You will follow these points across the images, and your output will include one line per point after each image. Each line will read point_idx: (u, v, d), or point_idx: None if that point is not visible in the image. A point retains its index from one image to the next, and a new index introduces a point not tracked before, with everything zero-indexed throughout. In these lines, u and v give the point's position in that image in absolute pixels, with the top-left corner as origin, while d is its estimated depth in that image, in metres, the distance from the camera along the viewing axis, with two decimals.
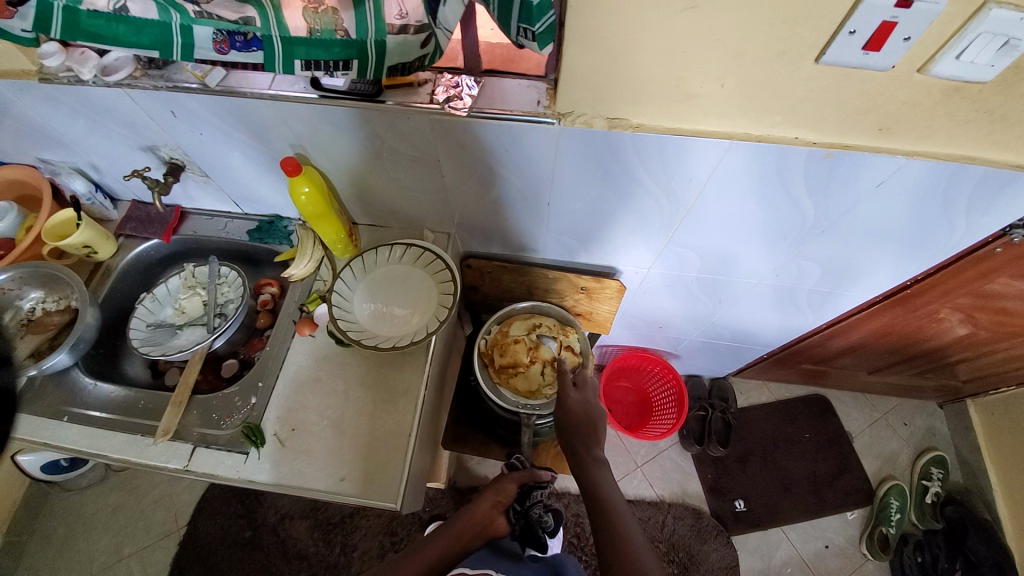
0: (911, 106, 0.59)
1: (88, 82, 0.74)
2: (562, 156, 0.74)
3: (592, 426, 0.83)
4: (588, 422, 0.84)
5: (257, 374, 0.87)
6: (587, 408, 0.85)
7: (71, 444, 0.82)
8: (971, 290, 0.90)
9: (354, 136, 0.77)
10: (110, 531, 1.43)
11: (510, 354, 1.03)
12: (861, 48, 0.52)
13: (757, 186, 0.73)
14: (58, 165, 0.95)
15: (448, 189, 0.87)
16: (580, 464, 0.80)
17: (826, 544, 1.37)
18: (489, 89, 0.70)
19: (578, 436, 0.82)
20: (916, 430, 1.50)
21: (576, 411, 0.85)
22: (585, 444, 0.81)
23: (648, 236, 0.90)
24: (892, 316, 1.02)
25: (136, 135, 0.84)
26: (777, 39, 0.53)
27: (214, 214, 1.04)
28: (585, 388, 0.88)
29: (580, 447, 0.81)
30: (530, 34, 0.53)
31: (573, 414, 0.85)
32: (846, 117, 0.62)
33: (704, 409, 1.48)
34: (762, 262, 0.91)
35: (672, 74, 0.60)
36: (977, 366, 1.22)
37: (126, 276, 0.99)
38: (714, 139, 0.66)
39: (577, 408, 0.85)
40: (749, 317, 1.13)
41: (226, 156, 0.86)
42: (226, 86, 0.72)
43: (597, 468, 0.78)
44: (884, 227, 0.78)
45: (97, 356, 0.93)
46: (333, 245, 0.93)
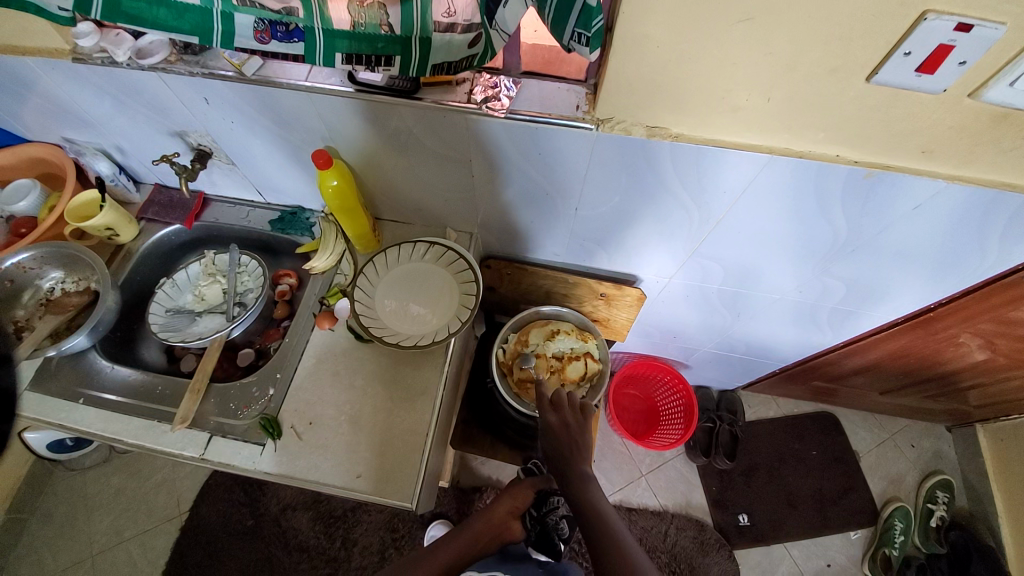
0: (956, 130, 0.59)
1: (122, 64, 0.74)
2: (597, 162, 0.73)
3: (575, 447, 0.76)
4: (572, 442, 0.77)
5: (276, 365, 0.87)
6: (569, 431, 0.78)
7: (86, 427, 0.82)
8: (994, 316, 0.89)
9: (387, 131, 0.76)
10: (111, 513, 1.43)
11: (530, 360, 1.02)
12: (914, 70, 0.52)
13: (791, 201, 0.73)
14: (82, 145, 0.95)
15: (475, 189, 0.86)
16: (569, 487, 0.74)
17: (828, 563, 1.37)
18: (527, 91, 0.69)
19: (562, 458, 0.76)
20: (923, 453, 1.49)
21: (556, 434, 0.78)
22: (572, 467, 0.74)
23: (672, 245, 0.89)
24: (911, 338, 1.01)
25: (166, 120, 0.84)
26: (829, 56, 0.53)
27: (237, 201, 1.04)
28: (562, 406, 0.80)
29: (566, 470, 0.75)
30: (584, 38, 0.53)
31: (554, 434, 0.78)
32: (889, 138, 0.61)
33: (712, 421, 1.48)
34: (786, 277, 0.91)
35: (717, 86, 0.59)
36: (991, 392, 1.21)
37: (146, 260, 0.99)
38: (753, 153, 0.66)
39: (560, 430, 0.78)
40: (766, 332, 1.13)
41: (254, 145, 0.86)
42: (262, 75, 0.72)
43: (589, 488, 0.72)
44: (915, 249, 0.77)
45: (114, 339, 0.93)
46: (356, 239, 0.93)
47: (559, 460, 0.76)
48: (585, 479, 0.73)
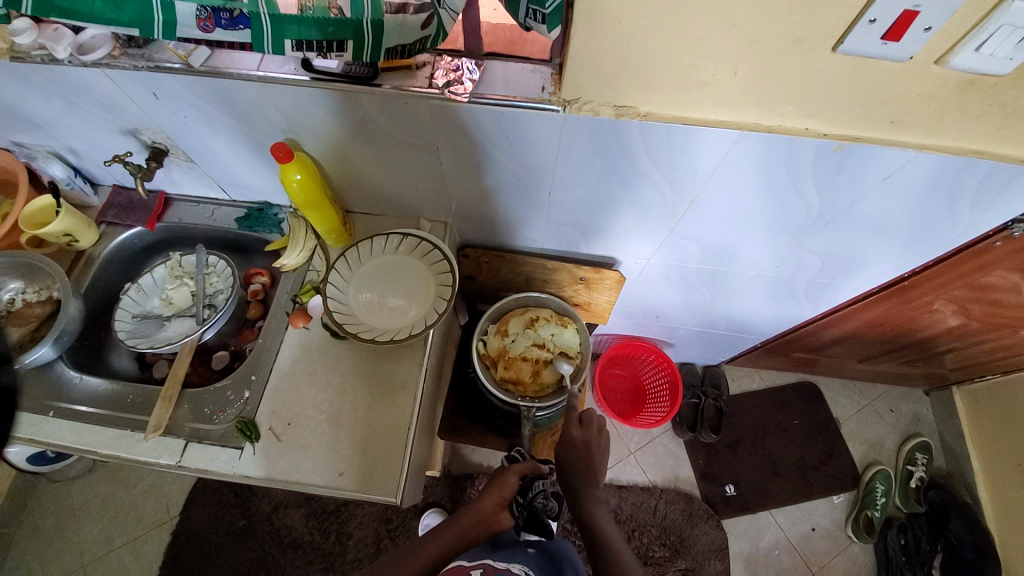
0: (925, 98, 0.58)
1: (63, 62, 0.69)
2: (567, 145, 0.71)
3: (591, 466, 0.89)
4: (586, 462, 0.89)
5: (250, 367, 0.85)
6: (588, 446, 0.91)
7: (59, 440, 0.80)
8: (967, 283, 0.90)
9: (349, 120, 0.73)
10: (100, 522, 1.42)
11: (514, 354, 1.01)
12: (879, 38, 0.51)
13: (764, 177, 0.72)
14: (33, 149, 0.90)
15: (445, 177, 0.84)
16: (578, 501, 0.85)
17: (812, 527, 1.41)
18: (491, 74, 0.67)
19: (579, 475, 0.88)
20: (902, 417, 1.53)
21: (579, 449, 0.90)
22: (585, 482, 0.86)
23: (648, 227, 0.88)
24: (887, 307, 1.02)
25: (117, 118, 0.80)
26: (795, 26, 0.51)
27: (201, 200, 1.00)
28: (589, 423, 0.94)
29: (578, 484, 0.87)
30: (540, 15, 0.51)
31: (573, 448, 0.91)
32: (858, 109, 0.61)
33: (697, 397, 1.50)
34: (763, 254, 0.91)
35: (683, 62, 0.57)
36: (965, 355, 1.24)
37: (109, 265, 0.95)
38: (723, 129, 0.64)
39: (583, 446, 0.91)
40: (746, 307, 1.13)
41: (213, 141, 0.82)
42: (211, 66, 0.68)
43: (598, 509, 0.83)
44: (888, 219, 0.77)
45: (81, 349, 0.90)
46: (326, 234, 0.90)
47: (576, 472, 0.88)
48: (593, 497, 0.84)
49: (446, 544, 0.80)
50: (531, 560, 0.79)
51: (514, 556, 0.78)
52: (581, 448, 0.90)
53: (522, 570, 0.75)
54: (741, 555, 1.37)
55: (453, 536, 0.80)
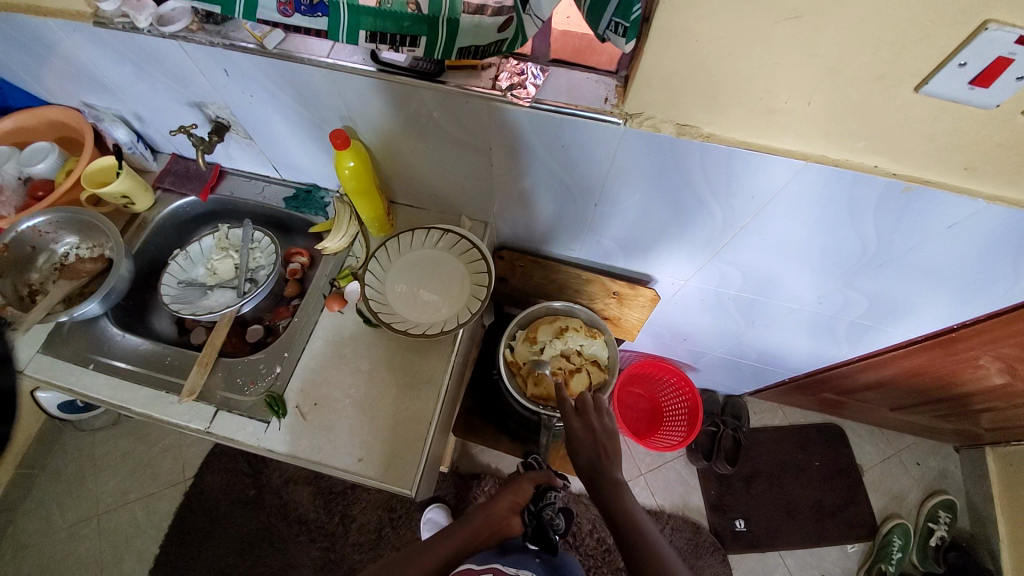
0: (1006, 148, 0.56)
1: (143, 31, 0.72)
2: (622, 158, 0.71)
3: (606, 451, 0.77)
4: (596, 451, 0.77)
5: (284, 344, 0.87)
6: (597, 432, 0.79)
7: (96, 393, 0.83)
8: (1020, 343, 0.86)
9: (406, 114, 0.74)
10: (118, 474, 1.46)
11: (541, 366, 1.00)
12: (967, 82, 0.49)
13: (823, 211, 0.70)
14: (101, 111, 0.94)
15: (493, 178, 0.84)
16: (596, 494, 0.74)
17: (822, 574, 1.36)
18: (555, 81, 0.67)
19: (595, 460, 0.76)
20: (928, 472, 1.47)
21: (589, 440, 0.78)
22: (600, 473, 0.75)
23: (691, 248, 0.87)
24: (929, 358, 0.99)
25: (185, 90, 0.83)
26: (879, 62, 0.50)
27: (252, 176, 1.03)
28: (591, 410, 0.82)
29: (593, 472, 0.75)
30: (621, 28, 0.51)
31: (581, 437, 0.79)
32: (933, 152, 0.59)
33: (716, 425, 1.46)
34: (806, 288, 0.88)
35: (756, 87, 0.56)
36: (1004, 416, 1.18)
37: (160, 230, 0.99)
38: (786, 158, 0.63)
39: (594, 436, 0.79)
40: (780, 341, 1.11)
41: (273, 121, 0.84)
42: (284, 49, 0.70)
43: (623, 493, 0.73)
44: (947, 267, 0.74)
45: (126, 308, 0.94)
46: (370, 222, 0.91)
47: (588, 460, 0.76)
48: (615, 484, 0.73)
49: (457, 544, 0.79)
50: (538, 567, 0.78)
51: (522, 562, 0.77)
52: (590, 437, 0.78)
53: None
54: None
55: (464, 535, 0.81)
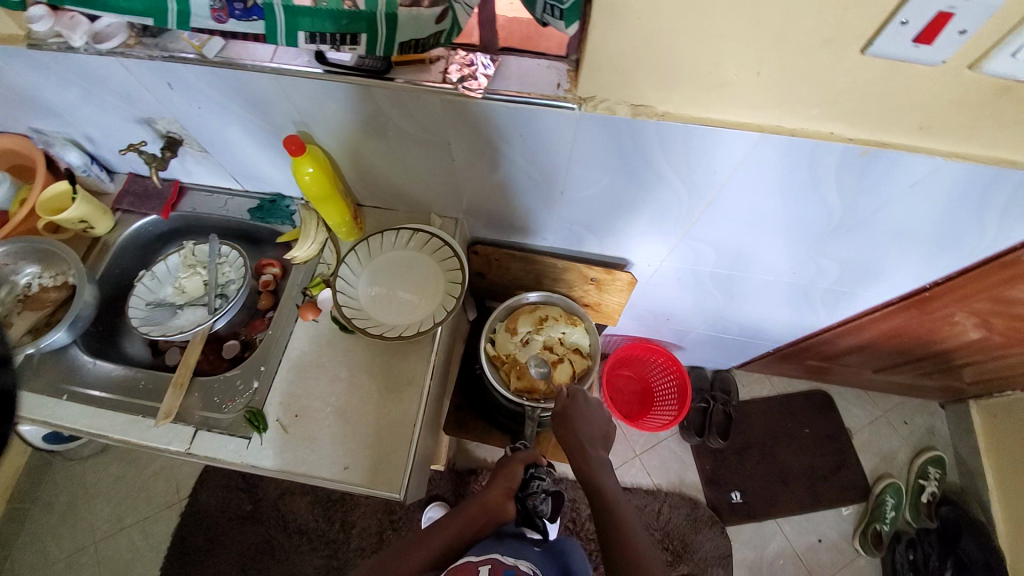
0: (957, 104, 0.56)
1: (80, 50, 0.69)
2: (582, 143, 0.70)
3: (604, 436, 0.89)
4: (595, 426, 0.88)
5: (259, 358, 0.85)
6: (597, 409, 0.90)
7: (72, 423, 0.81)
8: (992, 296, 0.87)
9: (360, 114, 0.72)
10: (112, 501, 1.45)
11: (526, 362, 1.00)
12: (911, 40, 0.49)
13: (786, 181, 0.70)
14: (52, 136, 0.91)
15: (456, 173, 0.83)
16: (584, 467, 0.84)
17: (819, 538, 1.39)
18: (505, 70, 0.66)
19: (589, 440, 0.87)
20: (916, 429, 1.50)
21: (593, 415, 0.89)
22: (592, 447, 0.86)
23: (662, 228, 0.87)
24: (905, 318, 1.00)
25: (132, 107, 0.80)
26: (823, 27, 0.50)
27: (214, 190, 1.00)
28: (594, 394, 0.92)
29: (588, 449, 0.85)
30: (558, 11, 0.50)
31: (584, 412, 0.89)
32: (885, 113, 0.58)
33: (706, 401, 1.47)
34: (779, 258, 0.88)
35: (704, 62, 0.56)
36: (985, 369, 1.20)
37: (124, 252, 0.97)
38: (743, 131, 0.63)
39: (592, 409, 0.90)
40: (759, 313, 1.11)
41: (227, 132, 0.83)
42: (225, 57, 0.68)
43: (604, 474, 0.83)
44: (912, 227, 0.74)
45: (95, 334, 0.91)
46: (337, 227, 0.90)
47: (586, 442, 0.86)
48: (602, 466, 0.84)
49: (452, 534, 0.80)
50: (536, 556, 0.78)
51: (519, 550, 0.77)
52: (588, 418, 0.89)
53: (529, 567, 0.74)
54: (744, 563, 1.36)
55: (459, 525, 0.81)
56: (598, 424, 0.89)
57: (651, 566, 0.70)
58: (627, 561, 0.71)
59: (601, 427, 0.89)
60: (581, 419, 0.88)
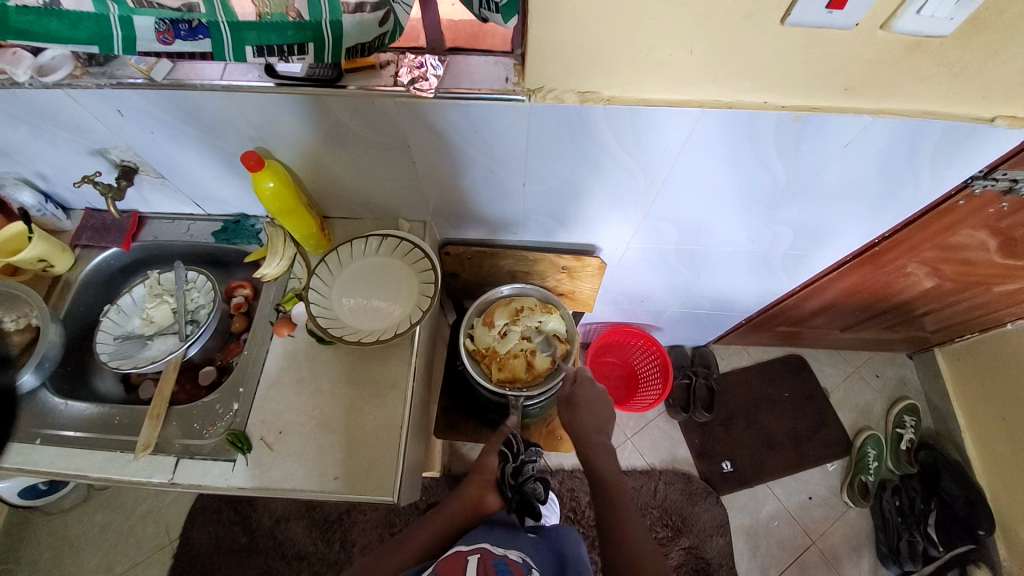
0: (876, 63, 0.60)
1: (24, 85, 0.68)
2: (536, 134, 0.72)
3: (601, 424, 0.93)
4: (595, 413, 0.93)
5: (238, 379, 0.85)
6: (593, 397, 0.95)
7: (47, 466, 0.79)
8: (937, 243, 0.93)
9: (316, 125, 0.73)
10: (99, 551, 1.40)
11: (507, 354, 1.00)
12: (824, 7, 0.52)
13: (732, 153, 0.74)
14: (1, 177, 0.89)
15: (419, 176, 0.84)
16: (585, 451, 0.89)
17: (809, 496, 1.43)
18: (454, 69, 0.68)
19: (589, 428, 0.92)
20: (888, 381, 1.57)
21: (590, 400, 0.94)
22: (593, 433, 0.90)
23: (623, 210, 0.90)
24: (862, 274, 1.05)
25: (83, 138, 0.79)
26: (744, 2, 0.53)
27: (176, 216, 0.99)
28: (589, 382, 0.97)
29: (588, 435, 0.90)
30: (494, 5, 0.52)
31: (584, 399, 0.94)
32: (813, 79, 0.62)
33: (688, 377, 1.52)
34: (737, 229, 0.93)
35: (640, 44, 0.59)
36: (943, 316, 1.27)
37: (87, 288, 0.94)
38: (685, 108, 0.66)
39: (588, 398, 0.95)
40: (727, 285, 1.15)
41: (183, 155, 0.82)
42: (174, 79, 0.68)
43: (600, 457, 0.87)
44: (854, 185, 0.79)
45: (64, 374, 0.89)
46: (305, 240, 0.90)
47: (588, 431, 0.91)
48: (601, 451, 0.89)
49: (436, 531, 0.83)
50: (529, 548, 0.79)
51: (511, 542, 0.77)
52: (593, 408, 0.93)
53: (520, 556, 0.74)
54: (742, 529, 1.39)
55: (443, 522, 0.84)
56: (597, 410, 0.93)
57: (639, 539, 0.75)
58: (619, 534, 0.75)
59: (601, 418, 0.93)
60: (584, 404, 0.93)
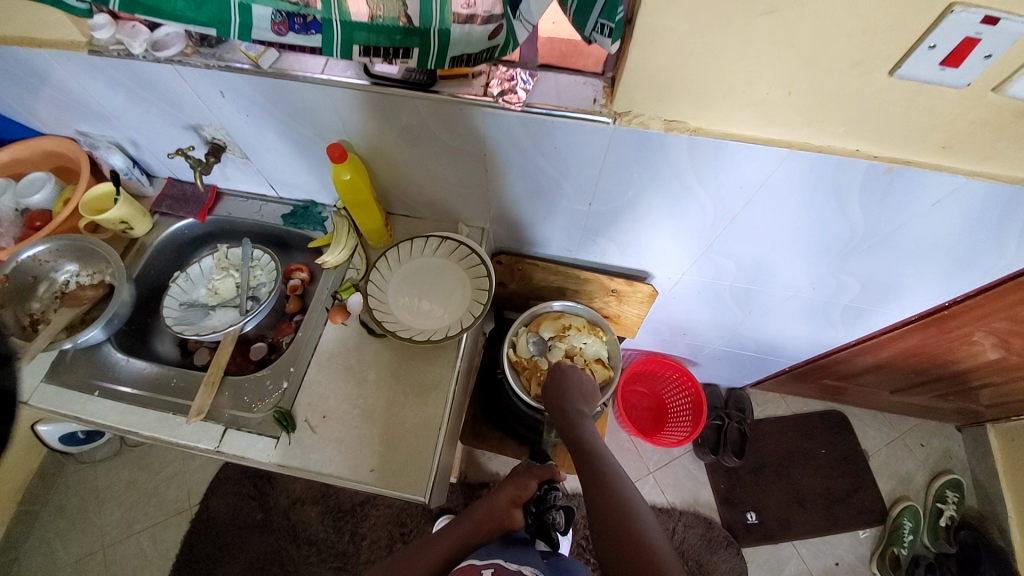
0: (980, 125, 0.58)
1: (138, 57, 0.73)
2: (613, 156, 0.73)
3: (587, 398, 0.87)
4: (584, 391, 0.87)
5: (289, 359, 0.87)
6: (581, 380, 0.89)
7: (102, 419, 0.82)
8: (1009, 315, 0.88)
9: (399, 124, 0.76)
10: (122, 506, 1.44)
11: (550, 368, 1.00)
12: (938, 63, 0.51)
13: (810, 198, 0.72)
14: (97, 139, 0.95)
15: (486, 183, 0.86)
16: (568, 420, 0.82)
17: (836, 561, 1.36)
18: (543, 85, 0.69)
19: (573, 401, 0.85)
20: (933, 452, 1.48)
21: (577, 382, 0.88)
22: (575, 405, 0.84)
23: (685, 240, 0.89)
24: (925, 337, 1.01)
25: (180, 113, 0.84)
26: (854, 50, 0.52)
27: (249, 196, 1.04)
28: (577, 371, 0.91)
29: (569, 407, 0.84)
30: (607, 30, 0.53)
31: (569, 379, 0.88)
32: (912, 134, 0.61)
33: (720, 418, 1.47)
34: (799, 275, 0.91)
35: (737, 82, 0.59)
36: (1002, 391, 1.20)
37: (160, 253, 0.99)
38: (771, 148, 0.65)
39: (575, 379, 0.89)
40: (778, 330, 1.12)
41: (267, 139, 0.86)
42: (278, 68, 0.72)
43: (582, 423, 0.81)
44: (934, 247, 0.76)
45: (128, 333, 0.94)
46: (368, 232, 0.93)
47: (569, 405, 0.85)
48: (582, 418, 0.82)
49: (459, 539, 0.81)
50: (543, 564, 0.76)
51: (525, 558, 0.76)
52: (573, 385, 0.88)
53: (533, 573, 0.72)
54: None
55: (467, 530, 0.82)
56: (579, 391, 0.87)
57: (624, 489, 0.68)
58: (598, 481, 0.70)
59: (584, 389, 0.88)
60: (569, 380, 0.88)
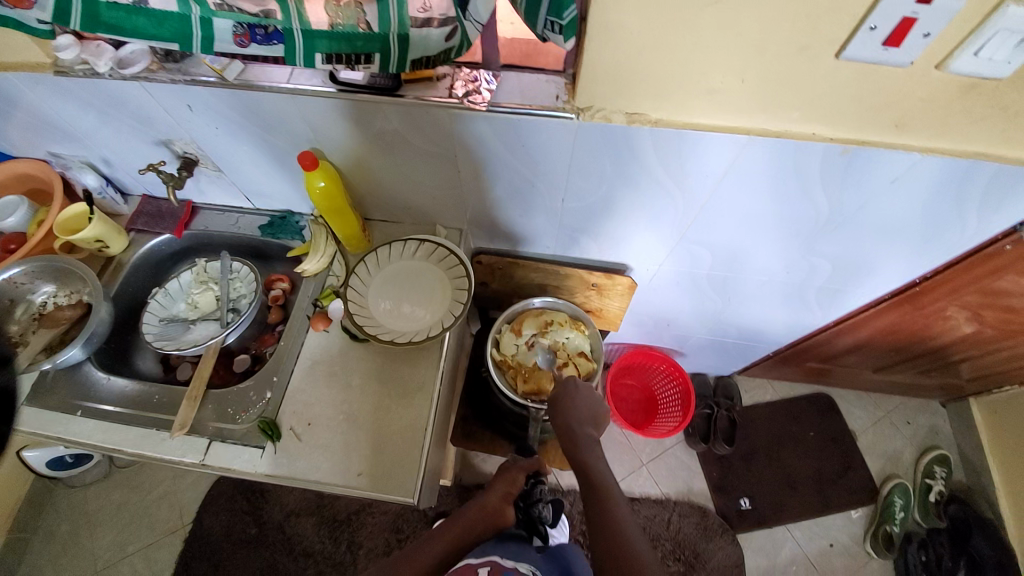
0: (928, 102, 0.60)
1: (104, 75, 0.74)
2: (580, 151, 0.74)
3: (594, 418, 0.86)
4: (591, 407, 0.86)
5: (272, 368, 0.87)
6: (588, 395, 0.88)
7: (85, 438, 0.82)
8: (979, 288, 0.90)
9: (369, 130, 0.77)
10: (114, 528, 1.42)
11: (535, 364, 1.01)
12: (881, 44, 0.53)
13: (775, 182, 0.74)
14: (68, 159, 0.95)
15: (460, 184, 0.87)
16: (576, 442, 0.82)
17: (831, 542, 1.38)
18: (507, 84, 0.71)
19: (579, 423, 0.84)
20: (919, 429, 1.51)
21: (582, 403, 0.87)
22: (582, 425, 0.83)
23: (659, 231, 0.90)
24: (900, 314, 1.03)
25: (150, 129, 0.84)
26: (800, 35, 0.54)
27: (225, 209, 1.04)
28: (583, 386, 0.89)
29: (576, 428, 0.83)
30: (557, 27, 0.54)
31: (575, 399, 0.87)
32: (865, 114, 0.63)
33: (710, 407, 1.49)
34: (773, 259, 0.92)
35: (692, 71, 0.60)
36: (979, 365, 1.23)
37: (137, 270, 0.99)
38: (732, 135, 0.67)
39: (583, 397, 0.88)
40: (758, 315, 1.14)
41: (240, 151, 0.86)
42: (244, 80, 0.72)
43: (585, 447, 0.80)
44: (898, 223, 0.78)
45: (109, 351, 0.93)
46: (346, 239, 0.93)
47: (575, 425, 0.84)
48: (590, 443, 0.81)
49: (450, 540, 0.81)
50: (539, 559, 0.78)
51: (521, 553, 0.77)
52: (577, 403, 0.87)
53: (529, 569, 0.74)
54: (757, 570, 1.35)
55: (458, 529, 0.82)
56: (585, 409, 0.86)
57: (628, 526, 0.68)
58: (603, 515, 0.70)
59: (590, 409, 0.86)
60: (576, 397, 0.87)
